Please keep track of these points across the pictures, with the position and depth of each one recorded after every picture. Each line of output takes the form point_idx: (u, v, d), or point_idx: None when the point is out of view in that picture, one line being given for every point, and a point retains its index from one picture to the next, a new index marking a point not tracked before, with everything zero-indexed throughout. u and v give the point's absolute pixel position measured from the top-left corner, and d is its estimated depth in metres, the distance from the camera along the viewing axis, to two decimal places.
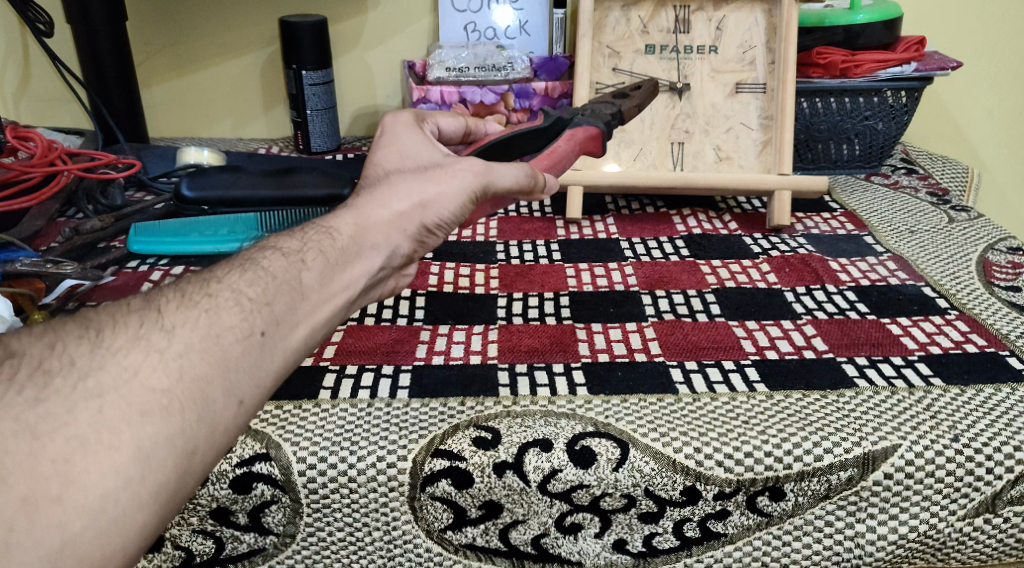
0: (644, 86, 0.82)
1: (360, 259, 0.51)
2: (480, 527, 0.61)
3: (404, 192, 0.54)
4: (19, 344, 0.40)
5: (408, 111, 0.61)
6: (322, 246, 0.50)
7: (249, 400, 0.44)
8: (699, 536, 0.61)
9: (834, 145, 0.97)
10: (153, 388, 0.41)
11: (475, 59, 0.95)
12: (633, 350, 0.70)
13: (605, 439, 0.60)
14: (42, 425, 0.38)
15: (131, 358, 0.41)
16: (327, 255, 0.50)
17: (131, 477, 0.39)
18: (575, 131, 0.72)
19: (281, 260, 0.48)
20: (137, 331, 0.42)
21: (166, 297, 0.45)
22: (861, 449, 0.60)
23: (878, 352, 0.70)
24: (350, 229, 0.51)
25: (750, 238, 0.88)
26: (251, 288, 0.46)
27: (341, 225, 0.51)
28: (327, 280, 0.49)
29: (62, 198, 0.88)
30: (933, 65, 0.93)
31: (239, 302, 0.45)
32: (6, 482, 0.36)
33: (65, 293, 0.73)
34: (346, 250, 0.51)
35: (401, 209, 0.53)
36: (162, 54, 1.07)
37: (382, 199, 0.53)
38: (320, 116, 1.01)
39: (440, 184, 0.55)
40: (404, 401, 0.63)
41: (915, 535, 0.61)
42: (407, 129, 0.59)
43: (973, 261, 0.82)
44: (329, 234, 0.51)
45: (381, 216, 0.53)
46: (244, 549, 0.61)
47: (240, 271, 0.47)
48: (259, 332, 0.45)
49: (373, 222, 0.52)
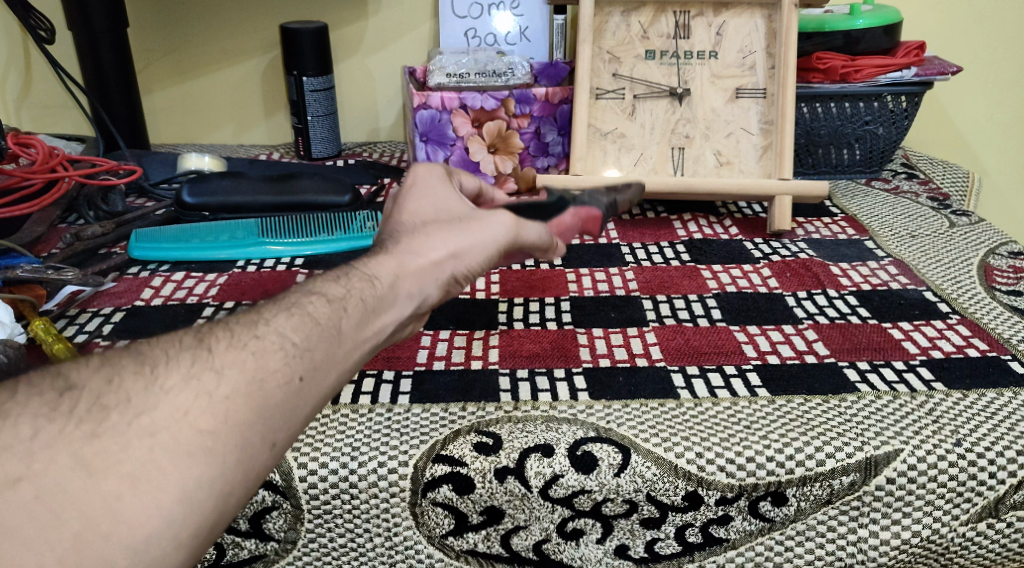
0: (634, 187, 0.78)
1: (393, 306, 0.51)
2: (482, 533, 0.60)
3: (441, 241, 0.54)
4: (78, 377, 0.41)
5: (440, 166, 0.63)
6: (362, 293, 0.50)
7: (282, 443, 0.43)
8: (701, 542, 0.61)
9: (834, 150, 0.97)
10: (198, 429, 0.40)
11: (476, 64, 0.96)
12: (634, 355, 0.70)
13: (606, 444, 0.60)
14: (95, 461, 0.38)
15: (182, 399, 0.41)
16: (367, 302, 0.50)
17: (173, 518, 0.38)
18: (578, 208, 0.70)
19: (325, 307, 0.48)
20: (188, 370, 0.42)
21: (218, 336, 0.45)
22: (863, 454, 0.60)
23: (880, 356, 0.69)
24: (388, 279, 0.51)
25: (750, 243, 0.88)
26: (296, 334, 0.46)
27: (381, 270, 0.52)
28: (363, 325, 0.49)
29: (63, 205, 0.88)
30: (934, 69, 0.94)
31: (283, 346, 0.45)
32: (57, 518, 0.37)
33: (66, 298, 0.74)
34: (383, 297, 0.51)
35: (435, 257, 0.54)
36: (164, 60, 1.07)
37: (417, 248, 0.54)
38: (321, 121, 1.02)
39: (472, 236, 0.55)
40: (405, 406, 0.63)
41: (918, 540, 0.61)
42: (439, 182, 0.60)
43: (974, 265, 0.82)
44: (370, 279, 0.51)
45: (417, 265, 0.53)
46: (245, 556, 0.61)
47: (287, 315, 0.47)
48: (298, 377, 0.45)
49: (410, 270, 0.53)
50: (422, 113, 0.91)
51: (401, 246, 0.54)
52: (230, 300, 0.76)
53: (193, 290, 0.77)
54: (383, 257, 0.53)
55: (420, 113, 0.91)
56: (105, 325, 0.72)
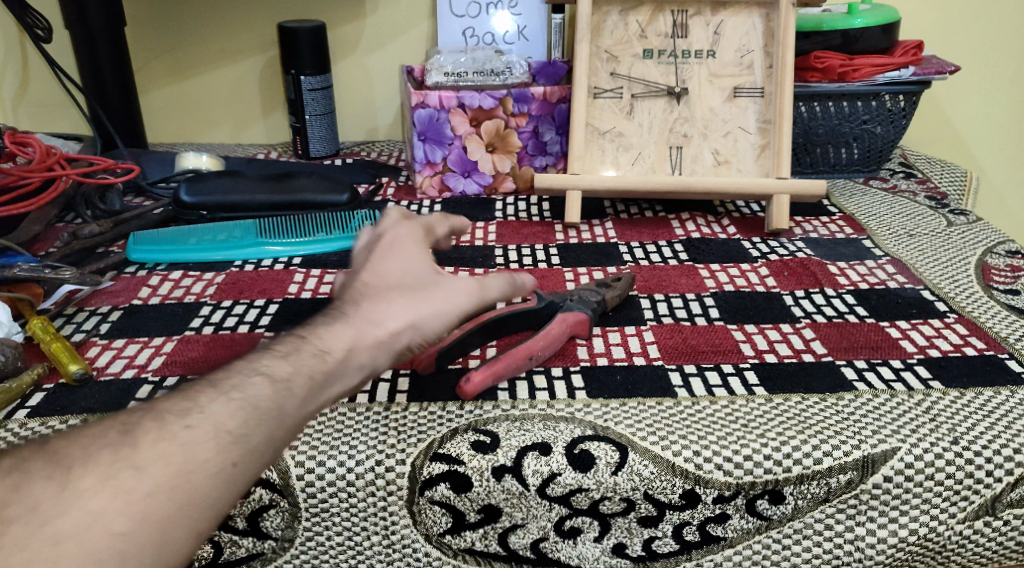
0: (625, 277, 0.77)
1: (343, 378, 0.49)
2: (480, 532, 0.60)
3: (397, 311, 0.52)
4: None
5: (412, 223, 0.60)
6: (311, 369, 0.48)
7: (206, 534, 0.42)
8: (699, 540, 0.61)
9: (832, 149, 0.98)
10: (110, 533, 0.40)
11: (474, 63, 0.96)
12: (633, 354, 0.70)
13: (604, 443, 0.60)
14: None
15: (96, 500, 0.40)
16: (315, 378, 0.48)
17: None
18: (564, 312, 0.70)
19: (268, 384, 0.46)
20: (106, 465, 0.41)
21: (143, 424, 0.43)
22: (860, 453, 0.60)
23: (878, 355, 0.69)
24: (341, 351, 0.49)
25: (748, 242, 0.88)
26: (231, 419, 0.44)
27: (334, 344, 0.49)
28: (317, 395, 0.48)
29: (61, 204, 0.88)
30: (931, 69, 0.94)
31: (217, 434, 0.44)
32: None
33: (64, 298, 0.74)
34: (332, 372, 0.48)
35: (393, 328, 0.51)
36: (161, 59, 1.07)
37: (376, 317, 0.52)
38: (319, 120, 1.02)
39: (432, 302, 0.54)
40: (402, 404, 0.63)
41: (915, 538, 0.61)
42: (406, 245, 0.57)
43: (972, 264, 0.82)
44: (322, 353, 0.49)
45: (375, 336, 0.51)
46: (242, 554, 0.61)
47: (225, 396, 0.45)
48: (231, 465, 0.43)
49: (366, 342, 0.50)
50: (420, 112, 0.91)
51: (358, 313, 0.51)
52: (228, 298, 0.76)
53: (191, 289, 0.77)
54: (340, 324, 0.51)
55: (419, 112, 0.91)
56: (103, 324, 0.72)
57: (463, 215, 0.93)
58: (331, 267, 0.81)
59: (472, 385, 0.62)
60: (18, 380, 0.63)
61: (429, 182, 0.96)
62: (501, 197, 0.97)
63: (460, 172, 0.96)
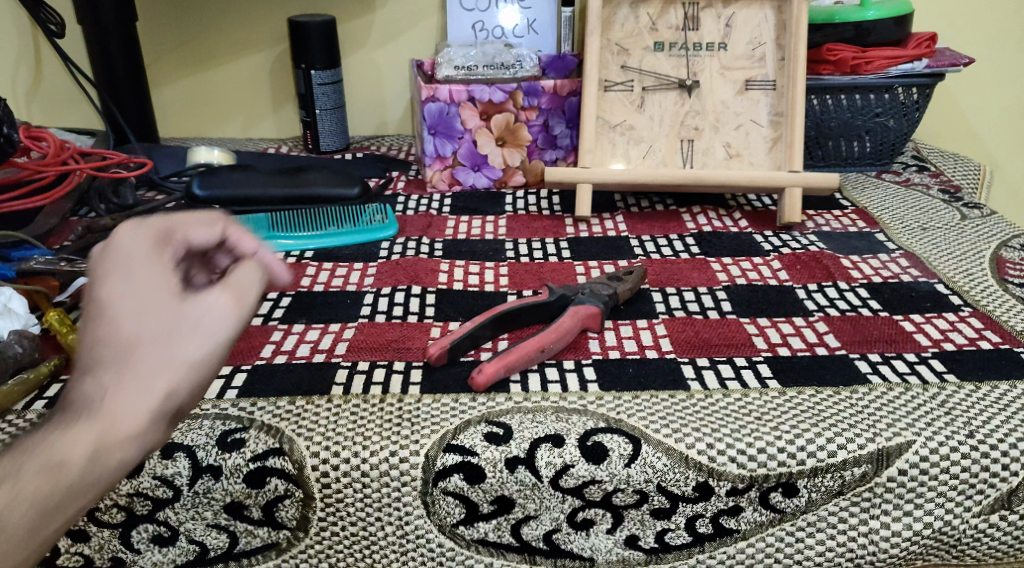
0: (636, 270, 0.77)
1: (95, 485, 0.42)
2: (493, 523, 0.61)
3: (145, 380, 0.42)
4: None
5: (143, 233, 0.45)
6: (45, 484, 0.41)
7: None
8: (712, 532, 0.61)
9: (844, 142, 0.97)
10: None
11: (483, 57, 0.95)
12: (644, 347, 0.70)
13: (617, 435, 0.60)
14: None
15: None
16: (55, 488, 0.41)
17: None
18: (576, 307, 0.70)
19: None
20: None
21: None
22: (875, 446, 0.60)
23: (892, 348, 0.69)
24: (85, 453, 0.41)
25: (760, 235, 0.88)
26: None
27: (71, 448, 0.41)
28: (65, 502, 0.41)
29: (74, 198, 0.89)
30: (945, 61, 0.93)
31: None
32: None
33: (79, 291, 0.74)
34: (76, 479, 0.41)
35: (144, 410, 0.42)
36: (173, 54, 1.07)
37: (123, 398, 0.41)
38: (330, 115, 1.02)
39: (184, 359, 0.42)
40: (415, 396, 0.63)
41: (929, 532, 0.61)
42: (134, 272, 0.44)
43: (986, 258, 0.82)
44: (55, 464, 0.41)
45: (127, 427, 0.41)
46: (258, 544, 0.61)
47: None
48: None
49: (116, 436, 0.41)
50: (431, 106, 0.91)
51: (96, 402, 0.41)
52: None
53: None
54: (77, 421, 0.41)
55: (429, 105, 0.91)
56: None
57: (473, 209, 0.93)
58: (343, 261, 0.81)
59: (483, 377, 0.63)
60: (37, 371, 0.63)
61: (440, 176, 0.96)
62: (511, 191, 0.97)
63: (471, 166, 0.96)
